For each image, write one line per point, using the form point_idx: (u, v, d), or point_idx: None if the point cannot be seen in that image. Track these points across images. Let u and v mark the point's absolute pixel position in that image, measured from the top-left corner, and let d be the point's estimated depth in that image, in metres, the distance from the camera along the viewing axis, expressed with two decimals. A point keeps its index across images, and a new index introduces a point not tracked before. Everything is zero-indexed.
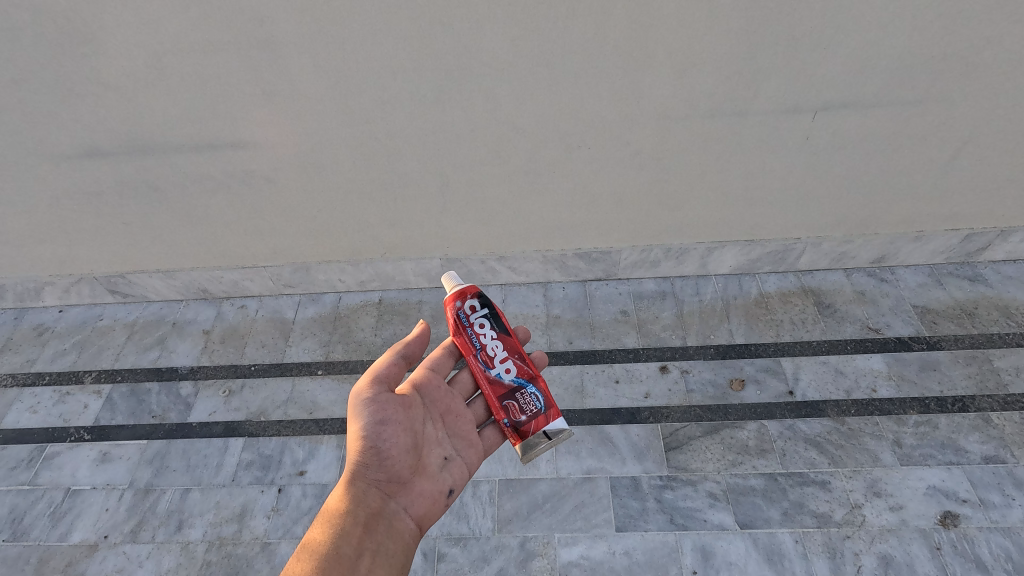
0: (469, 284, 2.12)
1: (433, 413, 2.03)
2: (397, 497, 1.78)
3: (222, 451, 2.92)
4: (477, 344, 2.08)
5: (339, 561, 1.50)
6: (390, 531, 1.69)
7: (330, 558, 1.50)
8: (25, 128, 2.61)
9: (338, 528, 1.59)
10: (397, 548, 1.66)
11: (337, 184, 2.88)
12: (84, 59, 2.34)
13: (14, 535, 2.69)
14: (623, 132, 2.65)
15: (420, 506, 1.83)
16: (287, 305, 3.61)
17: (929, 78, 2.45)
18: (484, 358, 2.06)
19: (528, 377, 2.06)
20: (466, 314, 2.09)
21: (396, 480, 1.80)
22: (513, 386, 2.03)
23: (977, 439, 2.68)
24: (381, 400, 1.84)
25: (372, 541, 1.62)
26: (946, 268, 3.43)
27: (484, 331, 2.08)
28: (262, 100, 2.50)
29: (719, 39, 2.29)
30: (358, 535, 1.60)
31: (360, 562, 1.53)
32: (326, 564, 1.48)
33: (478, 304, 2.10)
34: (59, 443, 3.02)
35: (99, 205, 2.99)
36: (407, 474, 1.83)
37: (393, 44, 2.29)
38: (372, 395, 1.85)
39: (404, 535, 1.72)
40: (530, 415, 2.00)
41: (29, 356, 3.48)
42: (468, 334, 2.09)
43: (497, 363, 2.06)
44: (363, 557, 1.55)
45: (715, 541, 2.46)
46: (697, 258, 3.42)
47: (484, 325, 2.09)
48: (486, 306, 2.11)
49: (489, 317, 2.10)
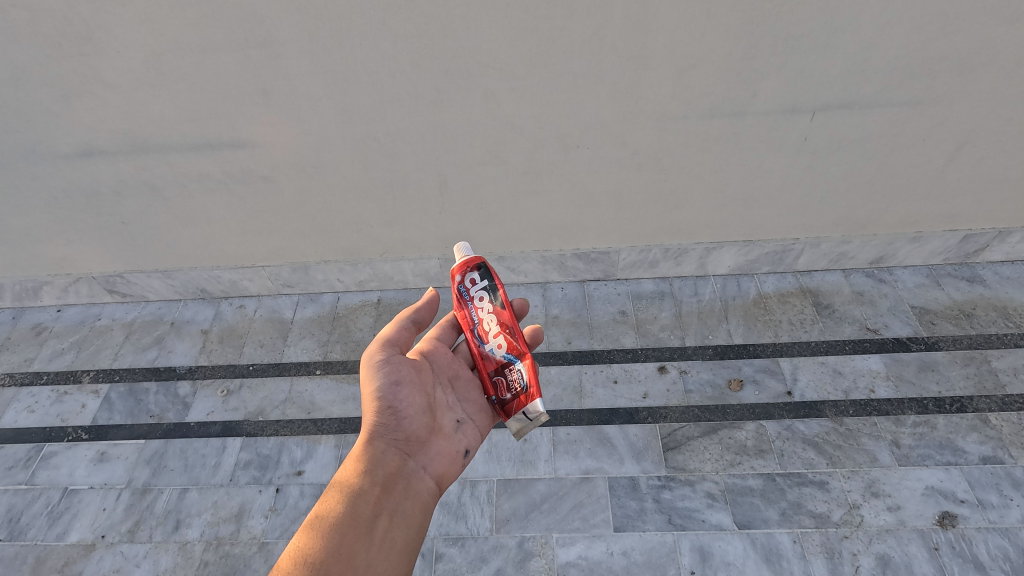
0: (475, 256, 1.99)
1: (442, 377, 1.99)
2: (415, 456, 1.72)
3: (220, 451, 2.91)
4: (474, 317, 1.97)
5: (355, 522, 1.44)
6: (409, 490, 1.63)
7: (347, 518, 1.45)
8: (24, 127, 2.60)
9: (355, 488, 1.54)
10: (416, 508, 1.60)
11: (336, 184, 2.89)
12: (82, 59, 2.34)
13: (11, 535, 2.69)
14: (622, 132, 2.66)
15: (439, 466, 1.77)
16: (286, 304, 3.61)
17: (927, 79, 2.45)
18: (479, 333, 1.95)
19: (518, 353, 1.89)
20: (466, 287, 1.98)
21: (413, 440, 1.74)
22: (503, 363, 1.91)
23: (975, 439, 2.68)
24: (394, 360, 1.81)
25: (390, 501, 1.56)
26: (944, 268, 3.43)
27: (484, 305, 1.96)
28: (261, 100, 2.51)
29: (718, 39, 2.29)
30: (375, 495, 1.54)
31: (379, 522, 1.48)
32: (342, 525, 1.43)
33: (479, 277, 1.97)
34: (56, 443, 3.02)
35: (98, 205, 2.99)
36: (423, 434, 1.77)
37: (392, 44, 2.29)
38: (385, 356, 1.82)
39: (423, 494, 1.65)
40: (515, 394, 1.87)
41: (27, 356, 3.47)
42: (467, 307, 1.98)
43: (491, 338, 1.93)
44: (381, 517, 1.49)
45: (713, 541, 2.46)
46: (696, 258, 3.42)
47: (483, 299, 1.96)
48: (487, 279, 1.97)
49: (489, 290, 1.96)
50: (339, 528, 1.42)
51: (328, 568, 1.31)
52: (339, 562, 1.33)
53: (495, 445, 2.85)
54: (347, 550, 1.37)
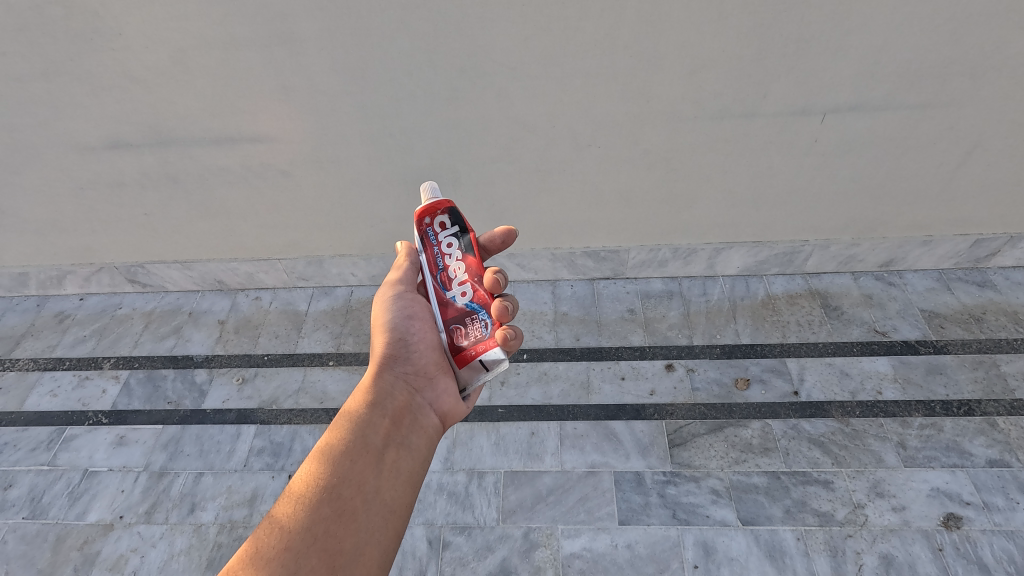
0: (445, 199, 1.77)
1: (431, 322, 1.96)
2: (423, 392, 1.65)
3: (234, 437, 2.99)
4: (440, 262, 1.76)
5: (364, 451, 1.37)
6: (418, 424, 1.54)
7: (355, 447, 1.38)
8: (53, 120, 2.70)
9: (363, 418, 1.46)
10: (423, 443, 1.51)
11: (353, 180, 2.96)
12: (110, 54, 2.43)
13: (33, 513, 2.77)
14: (634, 132, 2.70)
15: (447, 402, 1.68)
16: (300, 297, 3.69)
17: (937, 83, 2.46)
18: (441, 280, 1.76)
19: (483, 303, 1.75)
20: (434, 231, 1.77)
21: (423, 375, 1.69)
22: (465, 311, 1.74)
23: (982, 442, 2.69)
24: (405, 296, 1.85)
25: (399, 434, 1.48)
26: (954, 273, 3.43)
27: (451, 251, 1.76)
28: (280, 95, 2.58)
29: (729, 41, 2.33)
30: (385, 426, 1.47)
31: (387, 452, 1.41)
32: (351, 452, 1.36)
33: (449, 221, 1.77)
34: (77, 426, 3.11)
35: (122, 196, 3.08)
36: (434, 370, 1.71)
37: (409, 43, 2.35)
38: (400, 292, 1.86)
39: (430, 429, 1.58)
40: (473, 341, 1.72)
41: (51, 342, 3.58)
42: (431, 254, 1.77)
43: (455, 285, 1.75)
44: (390, 447, 1.42)
45: (716, 537, 2.49)
46: (704, 258, 3.45)
47: (452, 245, 1.76)
48: (457, 224, 1.78)
49: (459, 235, 1.77)
50: (348, 456, 1.35)
51: (336, 495, 1.26)
52: (348, 489, 1.28)
53: (503, 438, 2.91)
54: (356, 477, 1.31)
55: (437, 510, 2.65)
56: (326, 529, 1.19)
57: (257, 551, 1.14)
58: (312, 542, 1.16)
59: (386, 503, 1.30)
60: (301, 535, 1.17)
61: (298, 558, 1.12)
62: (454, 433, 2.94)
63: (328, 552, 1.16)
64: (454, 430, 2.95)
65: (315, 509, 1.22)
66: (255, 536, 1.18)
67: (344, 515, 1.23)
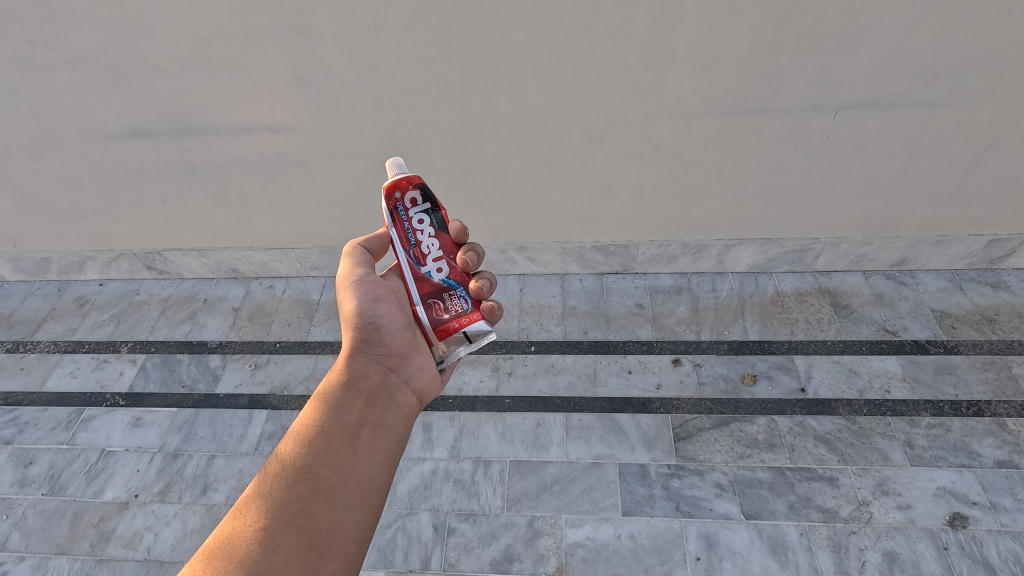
0: (416, 175, 1.77)
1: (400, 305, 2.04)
2: (398, 370, 1.69)
3: (246, 422, 3.05)
4: (412, 238, 1.76)
5: (340, 431, 1.40)
6: (393, 403, 1.58)
7: (330, 427, 1.40)
8: (76, 108, 2.77)
9: (338, 400, 1.49)
10: (398, 420, 1.55)
11: (366, 171, 3.00)
12: (135, 43, 2.49)
13: (51, 490, 2.86)
14: (645, 126, 2.71)
15: (423, 379, 1.73)
16: (313, 286, 3.75)
17: (952, 80, 2.44)
18: (415, 256, 1.77)
19: (459, 279, 1.81)
20: (403, 206, 1.76)
21: (396, 354, 1.71)
22: (441, 287, 1.78)
23: (991, 443, 2.67)
24: (368, 279, 1.79)
25: (375, 413, 1.51)
26: (968, 274, 3.40)
27: (423, 229, 1.77)
28: (297, 86, 2.62)
29: (741, 35, 2.33)
30: (360, 405, 1.49)
31: (363, 432, 1.43)
32: (326, 432, 1.39)
33: (420, 199, 1.77)
34: (95, 407, 3.20)
35: (142, 183, 3.15)
36: (407, 348, 1.74)
37: (424, 35, 2.38)
38: (361, 276, 1.81)
39: (406, 406, 1.62)
40: (453, 314, 1.78)
41: (71, 325, 3.68)
42: (402, 230, 1.77)
43: (430, 261, 1.78)
44: (365, 427, 1.45)
45: (719, 530, 2.50)
46: (714, 255, 3.45)
47: (423, 222, 1.77)
48: (429, 201, 1.78)
49: (430, 212, 1.78)
50: (322, 436, 1.38)
51: (311, 474, 1.29)
52: (322, 468, 1.31)
53: (509, 428, 2.94)
54: (331, 457, 1.34)
55: (442, 497, 2.69)
56: (302, 508, 1.22)
57: (235, 530, 1.17)
58: (288, 521, 1.19)
59: (361, 481, 1.33)
60: (277, 513, 1.20)
61: (276, 537, 1.16)
62: (461, 422, 2.98)
63: (305, 530, 1.19)
64: (461, 419, 2.99)
65: (291, 489, 1.25)
66: (233, 517, 1.21)
67: (320, 494, 1.26)
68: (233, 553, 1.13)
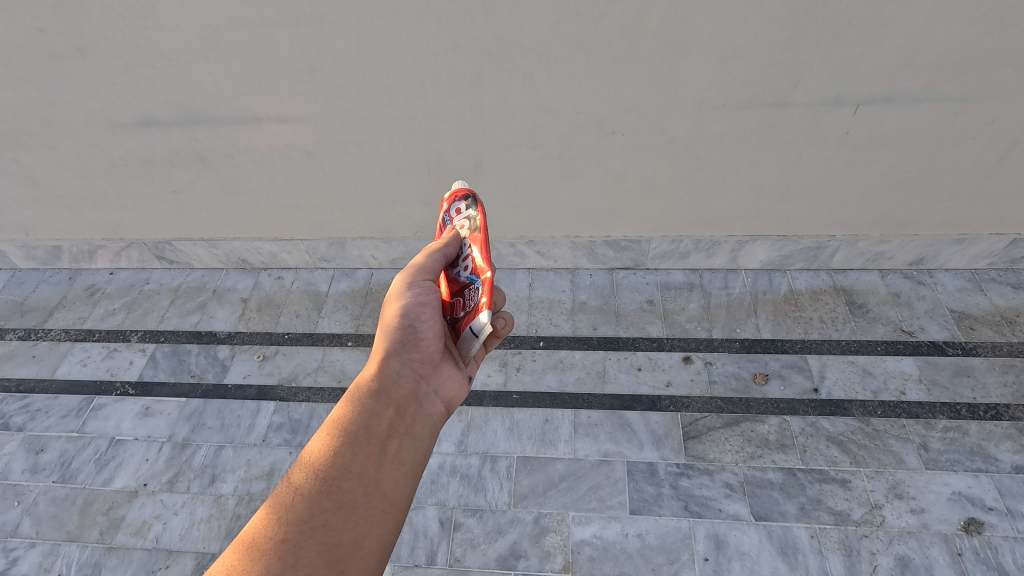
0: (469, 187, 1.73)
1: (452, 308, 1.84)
2: (428, 379, 1.64)
3: (254, 413, 3.06)
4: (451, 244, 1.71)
5: (367, 442, 1.39)
6: (422, 413, 1.55)
7: (357, 438, 1.39)
8: (87, 97, 2.76)
9: (366, 408, 1.47)
10: (426, 432, 1.52)
11: (376, 163, 2.97)
12: (144, 31, 2.47)
13: (62, 477, 2.88)
14: (660, 120, 2.66)
15: (451, 389, 1.69)
16: (321, 278, 3.73)
17: (980, 74, 2.36)
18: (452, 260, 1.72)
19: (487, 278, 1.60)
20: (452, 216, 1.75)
21: (429, 361, 1.66)
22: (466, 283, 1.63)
23: (1009, 448, 2.62)
24: (422, 281, 1.70)
25: (403, 423, 1.49)
26: (988, 274, 3.31)
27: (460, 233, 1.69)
28: (307, 75, 2.59)
29: (761, 27, 2.27)
30: (389, 415, 1.47)
31: (390, 443, 1.42)
32: (352, 443, 1.38)
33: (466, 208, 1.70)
34: (105, 396, 3.22)
35: (151, 173, 3.14)
36: (438, 357, 1.68)
37: (435, 25, 2.34)
38: (417, 279, 1.70)
39: (434, 417, 1.58)
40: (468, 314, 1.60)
41: (82, 314, 3.70)
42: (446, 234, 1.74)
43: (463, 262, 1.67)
44: (393, 438, 1.43)
45: (728, 531, 2.48)
46: (728, 251, 3.39)
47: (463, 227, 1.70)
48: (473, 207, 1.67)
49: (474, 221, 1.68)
50: (349, 447, 1.37)
51: (336, 487, 1.28)
52: (348, 481, 1.30)
53: (517, 424, 2.92)
54: (356, 470, 1.32)
55: (449, 491, 2.68)
56: (325, 522, 1.22)
57: (256, 543, 1.17)
58: (310, 534, 1.19)
59: (386, 495, 1.31)
60: (300, 526, 1.20)
61: (296, 552, 1.15)
62: (469, 416, 2.96)
63: (327, 545, 1.18)
64: (468, 414, 2.97)
65: (315, 501, 1.24)
66: (251, 526, 1.21)
67: (343, 508, 1.25)
68: (250, 567, 1.11)
